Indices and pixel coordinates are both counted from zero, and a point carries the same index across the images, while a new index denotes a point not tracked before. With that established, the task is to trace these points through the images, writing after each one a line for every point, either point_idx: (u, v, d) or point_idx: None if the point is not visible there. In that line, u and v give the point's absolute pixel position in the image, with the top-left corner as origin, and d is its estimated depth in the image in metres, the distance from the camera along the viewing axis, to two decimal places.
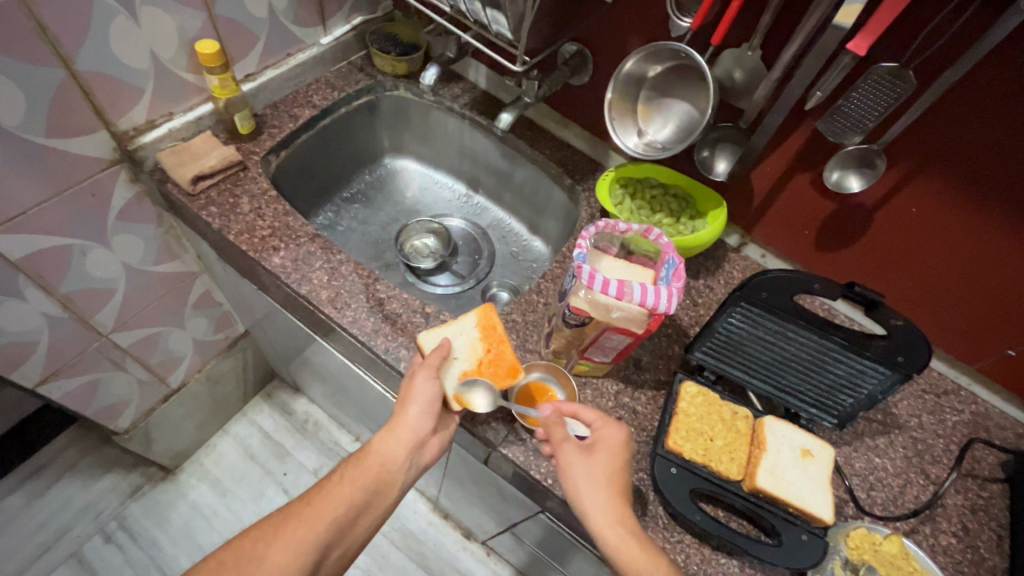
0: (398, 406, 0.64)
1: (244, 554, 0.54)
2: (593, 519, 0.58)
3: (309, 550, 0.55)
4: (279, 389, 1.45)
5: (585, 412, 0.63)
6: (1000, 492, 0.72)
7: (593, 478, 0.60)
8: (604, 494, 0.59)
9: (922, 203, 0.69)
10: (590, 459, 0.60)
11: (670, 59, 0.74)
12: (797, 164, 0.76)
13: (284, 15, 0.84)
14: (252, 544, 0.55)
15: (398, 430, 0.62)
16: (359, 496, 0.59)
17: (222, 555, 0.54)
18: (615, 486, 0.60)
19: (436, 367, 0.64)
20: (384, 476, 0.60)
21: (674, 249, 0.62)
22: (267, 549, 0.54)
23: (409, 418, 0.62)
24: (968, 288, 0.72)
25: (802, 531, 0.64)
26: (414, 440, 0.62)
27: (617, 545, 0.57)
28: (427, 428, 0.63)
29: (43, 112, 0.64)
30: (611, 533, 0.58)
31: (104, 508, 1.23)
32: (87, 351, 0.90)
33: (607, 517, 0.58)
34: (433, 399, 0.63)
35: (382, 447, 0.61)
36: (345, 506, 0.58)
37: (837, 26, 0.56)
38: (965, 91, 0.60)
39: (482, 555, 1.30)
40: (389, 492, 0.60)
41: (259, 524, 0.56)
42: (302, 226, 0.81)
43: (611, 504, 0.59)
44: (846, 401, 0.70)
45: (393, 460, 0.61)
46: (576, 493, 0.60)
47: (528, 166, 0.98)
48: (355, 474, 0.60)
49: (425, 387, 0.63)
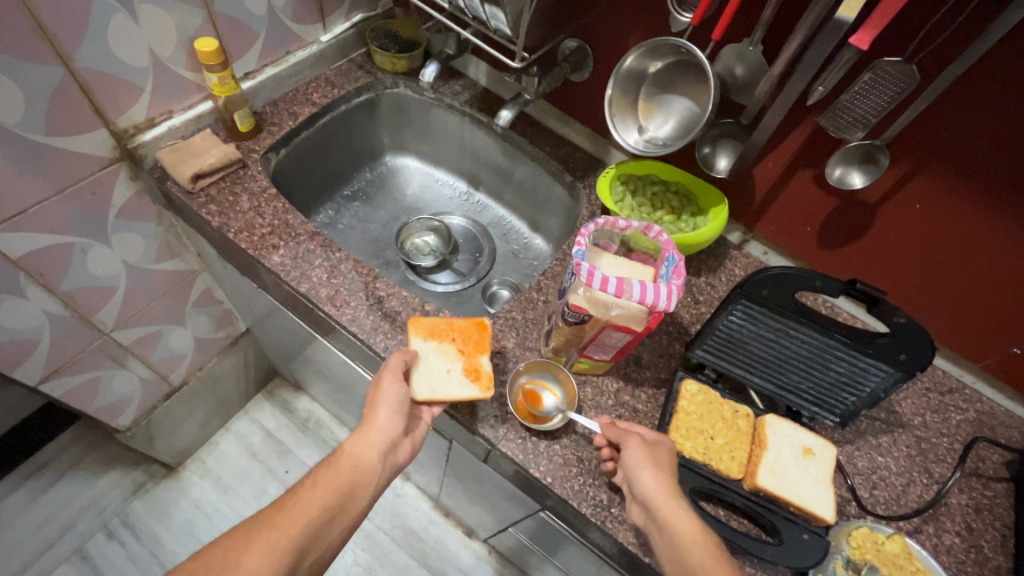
0: (367, 411, 0.64)
1: (216, 563, 0.51)
2: (652, 491, 0.57)
3: (285, 554, 0.53)
4: (281, 387, 1.45)
5: (639, 428, 0.63)
6: (1005, 491, 0.72)
7: (658, 459, 0.59)
8: (664, 473, 0.59)
9: (926, 200, 0.68)
10: (653, 445, 0.61)
11: (671, 55, 0.74)
12: (799, 161, 0.76)
13: (283, 12, 0.84)
14: (224, 552, 0.52)
15: (370, 432, 0.62)
16: (332, 499, 0.58)
17: (191, 565, 0.51)
18: (672, 472, 0.60)
19: (401, 370, 0.65)
20: (357, 478, 0.60)
21: (674, 246, 0.62)
22: (239, 557, 0.52)
23: (379, 420, 0.62)
24: (972, 286, 0.72)
25: (803, 531, 0.63)
26: (386, 440, 0.62)
27: (674, 517, 0.56)
28: (399, 429, 0.64)
29: (42, 110, 0.64)
30: (671, 505, 0.56)
31: (107, 505, 1.23)
32: (89, 349, 0.90)
33: (665, 491, 0.57)
34: (402, 402, 0.64)
35: (353, 449, 0.61)
36: (318, 510, 0.57)
37: (840, 20, 0.56)
38: (969, 85, 0.59)
39: (483, 553, 1.30)
40: (362, 494, 0.60)
41: (230, 534, 0.54)
42: (301, 224, 0.81)
43: (670, 484, 0.58)
44: (848, 399, 0.69)
45: (367, 462, 0.60)
46: (636, 467, 0.59)
47: (528, 164, 0.98)
48: (327, 478, 0.59)
49: (391, 391, 0.63)
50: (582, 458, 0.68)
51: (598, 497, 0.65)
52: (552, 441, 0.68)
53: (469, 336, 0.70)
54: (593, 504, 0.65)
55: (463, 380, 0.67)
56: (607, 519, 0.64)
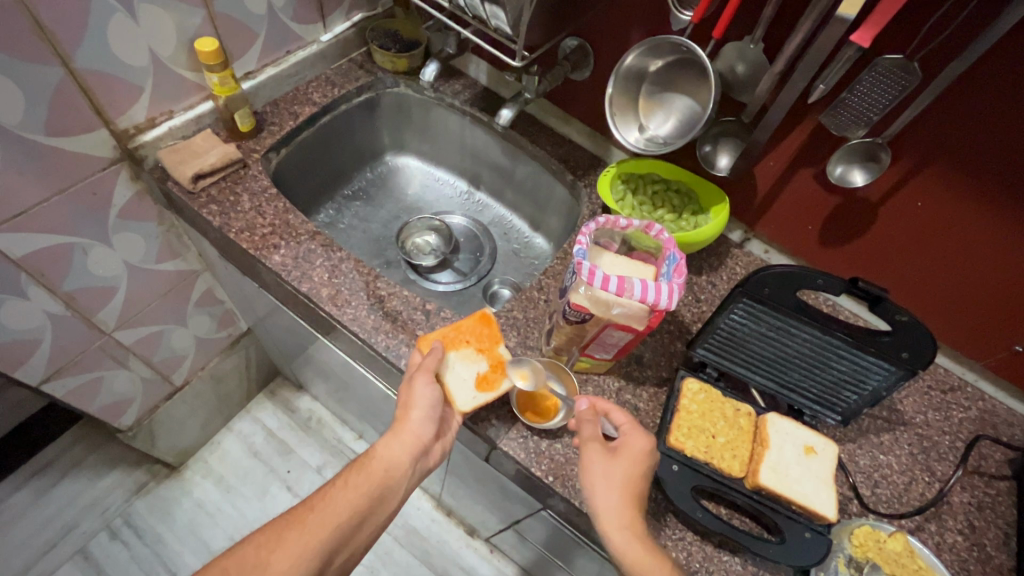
0: (399, 412, 0.64)
1: (247, 562, 0.52)
2: (603, 518, 0.58)
3: (314, 556, 0.54)
4: (283, 387, 1.46)
5: (616, 414, 0.63)
6: (1007, 489, 0.72)
7: (613, 479, 0.59)
8: (617, 497, 0.58)
9: (927, 197, 0.68)
10: (613, 460, 0.60)
11: (671, 53, 0.74)
12: (800, 159, 0.75)
13: (283, 12, 0.84)
14: (255, 551, 0.53)
15: (402, 435, 0.62)
16: (362, 502, 0.58)
17: (224, 561, 0.52)
18: (631, 490, 0.59)
19: (433, 370, 0.64)
20: (389, 482, 0.60)
21: (676, 244, 0.62)
22: (270, 556, 0.53)
23: (411, 423, 0.63)
24: (974, 282, 0.71)
25: (804, 529, 0.63)
26: (417, 444, 0.62)
27: (624, 548, 0.56)
28: (429, 433, 0.64)
29: (43, 111, 0.64)
30: (619, 535, 0.57)
31: (110, 505, 1.24)
32: (90, 349, 0.90)
33: (619, 520, 0.57)
34: (435, 402, 0.63)
35: (385, 452, 0.61)
36: (347, 513, 0.57)
37: (841, 17, 0.55)
38: (971, 82, 0.59)
39: (485, 553, 1.30)
40: (392, 498, 0.60)
41: (262, 531, 0.55)
42: (302, 223, 0.81)
43: (624, 510, 0.58)
44: (849, 398, 0.70)
45: (398, 466, 0.60)
46: (592, 491, 0.59)
47: (529, 163, 0.98)
48: (358, 480, 0.59)
49: (425, 393, 0.63)
50: None
51: None
52: (553, 440, 0.68)
53: (482, 335, 0.70)
54: None
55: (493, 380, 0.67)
56: None
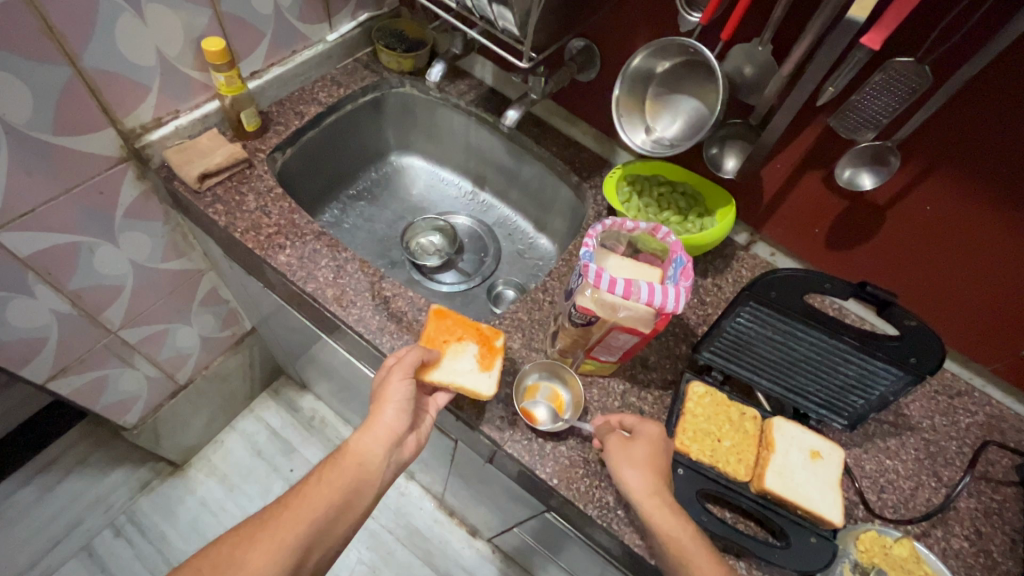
0: (372, 406, 0.62)
1: (222, 561, 0.52)
2: (635, 491, 0.57)
3: (289, 553, 0.53)
4: (286, 386, 1.46)
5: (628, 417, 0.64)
6: (1014, 495, 0.71)
7: (636, 454, 0.59)
8: (643, 467, 0.58)
9: (936, 201, 0.68)
10: (633, 441, 0.60)
11: (679, 54, 0.73)
12: (809, 161, 0.75)
13: (290, 12, 0.84)
14: (229, 550, 0.53)
15: (375, 428, 0.61)
16: (337, 497, 0.57)
17: (200, 561, 0.53)
18: (656, 463, 0.59)
19: (410, 369, 0.63)
20: (363, 475, 0.59)
21: (682, 247, 0.62)
22: (246, 553, 0.53)
23: (383, 417, 0.61)
24: (984, 287, 0.71)
25: (811, 534, 0.63)
26: (391, 437, 0.61)
27: (658, 517, 0.56)
28: (404, 425, 0.63)
29: (50, 110, 0.64)
30: (651, 504, 0.57)
31: (114, 503, 1.24)
32: (96, 348, 0.90)
33: (647, 488, 0.57)
34: (408, 400, 0.62)
35: (359, 446, 0.60)
36: (323, 507, 0.57)
37: (851, 20, 0.55)
38: (984, 86, 0.58)
39: (487, 553, 1.30)
40: (368, 491, 0.59)
41: (237, 530, 0.55)
42: (307, 223, 0.81)
43: (653, 479, 0.58)
44: (856, 402, 0.69)
45: (371, 459, 0.59)
46: (619, 473, 0.59)
47: (534, 164, 0.97)
48: (333, 475, 0.58)
49: (399, 388, 0.62)
50: (588, 460, 0.67)
51: (603, 499, 0.65)
52: (558, 442, 0.68)
53: (452, 328, 0.70)
54: (599, 506, 0.65)
55: (490, 356, 0.68)
56: (613, 521, 0.64)
